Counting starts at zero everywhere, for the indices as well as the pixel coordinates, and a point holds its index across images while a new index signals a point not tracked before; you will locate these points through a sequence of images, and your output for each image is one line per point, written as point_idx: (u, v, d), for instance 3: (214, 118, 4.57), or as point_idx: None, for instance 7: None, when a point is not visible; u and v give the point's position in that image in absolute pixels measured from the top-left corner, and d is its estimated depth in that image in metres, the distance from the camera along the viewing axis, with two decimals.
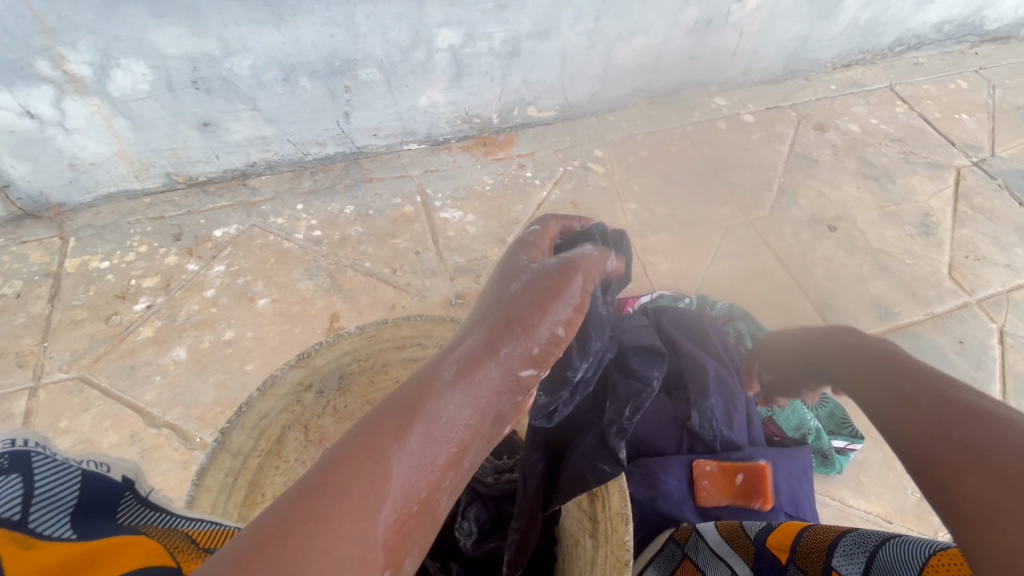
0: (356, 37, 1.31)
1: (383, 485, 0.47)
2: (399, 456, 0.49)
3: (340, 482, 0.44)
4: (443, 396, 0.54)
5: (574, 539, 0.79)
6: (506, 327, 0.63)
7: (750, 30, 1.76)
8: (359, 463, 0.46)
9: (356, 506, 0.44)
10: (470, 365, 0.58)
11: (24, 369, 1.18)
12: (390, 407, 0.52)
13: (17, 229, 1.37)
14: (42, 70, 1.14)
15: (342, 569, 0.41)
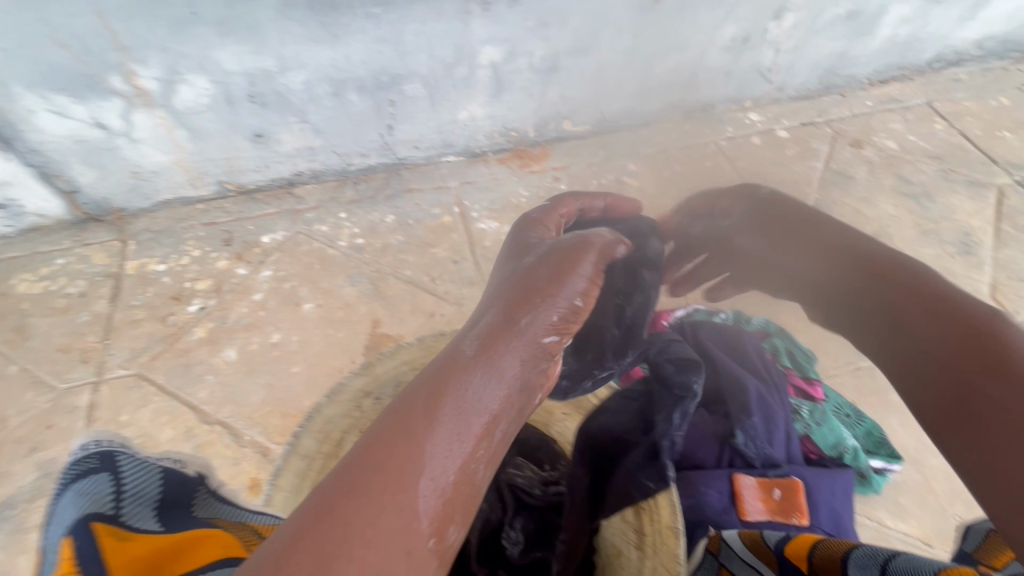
0: (403, 54, 1.36)
1: (418, 461, 0.55)
2: (430, 434, 0.57)
3: (375, 463, 0.54)
4: (466, 377, 0.62)
5: (615, 550, 0.81)
6: (522, 302, 0.68)
7: (786, 47, 1.77)
8: (392, 446, 0.56)
9: (394, 480, 0.54)
10: (491, 340, 0.65)
11: (87, 364, 1.25)
12: (418, 392, 0.61)
13: (81, 232, 1.45)
14: (114, 85, 1.21)
15: (385, 531, 0.51)
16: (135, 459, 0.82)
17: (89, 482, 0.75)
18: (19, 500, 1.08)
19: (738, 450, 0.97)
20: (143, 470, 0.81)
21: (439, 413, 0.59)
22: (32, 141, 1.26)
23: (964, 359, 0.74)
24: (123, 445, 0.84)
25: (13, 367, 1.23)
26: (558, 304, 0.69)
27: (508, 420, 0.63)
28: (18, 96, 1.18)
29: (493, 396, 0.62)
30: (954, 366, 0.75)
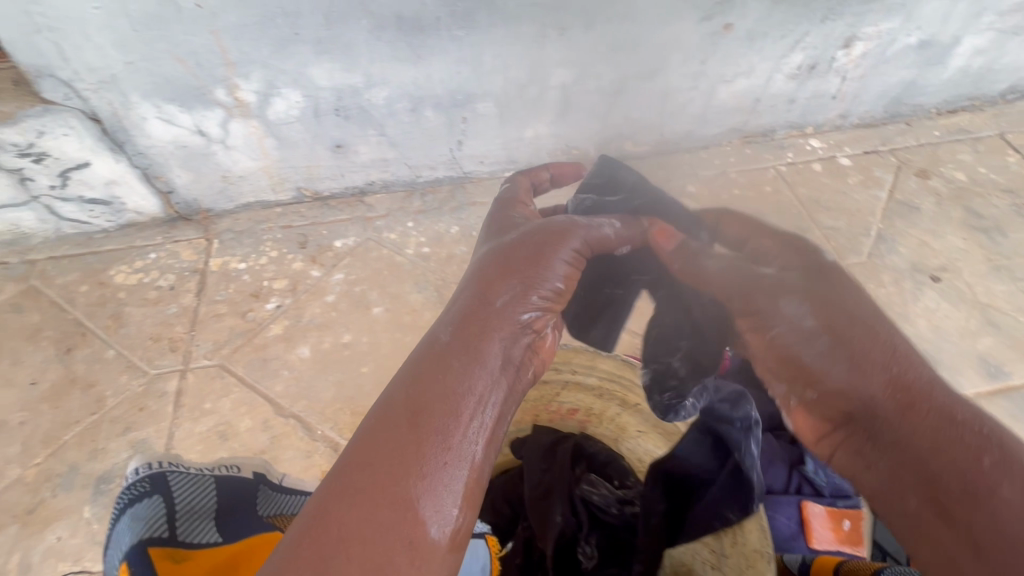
0: (480, 75, 1.43)
1: (408, 453, 0.59)
2: (417, 426, 0.61)
3: (362, 461, 0.58)
4: (447, 365, 0.66)
5: (685, 567, 0.94)
6: (493, 288, 0.73)
7: (853, 76, 1.76)
8: (378, 444, 0.60)
9: (382, 475, 0.58)
10: (469, 326, 0.70)
11: (175, 353, 1.34)
12: (404, 388, 0.64)
13: (171, 229, 1.56)
14: (218, 96, 1.31)
15: (378, 521, 0.55)
16: (186, 475, 0.77)
17: (144, 507, 0.69)
18: (114, 476, 1.16)
19: (807, 476, 1.00)
20: (196, 484, 0.76)
21: (425, 405, 0.63)
22: (140, 144, 1.37)
23: (969, 480, 0.57)
24: (172, 462, 0.77)
25: (110, 351, 1.34)
26: (529, 288, 0.73)
27: (497, 399, 0.67)
28: (134, 105, 1.28)
29: (478, 379, 0.66)
30: (956, 484, 0.57)
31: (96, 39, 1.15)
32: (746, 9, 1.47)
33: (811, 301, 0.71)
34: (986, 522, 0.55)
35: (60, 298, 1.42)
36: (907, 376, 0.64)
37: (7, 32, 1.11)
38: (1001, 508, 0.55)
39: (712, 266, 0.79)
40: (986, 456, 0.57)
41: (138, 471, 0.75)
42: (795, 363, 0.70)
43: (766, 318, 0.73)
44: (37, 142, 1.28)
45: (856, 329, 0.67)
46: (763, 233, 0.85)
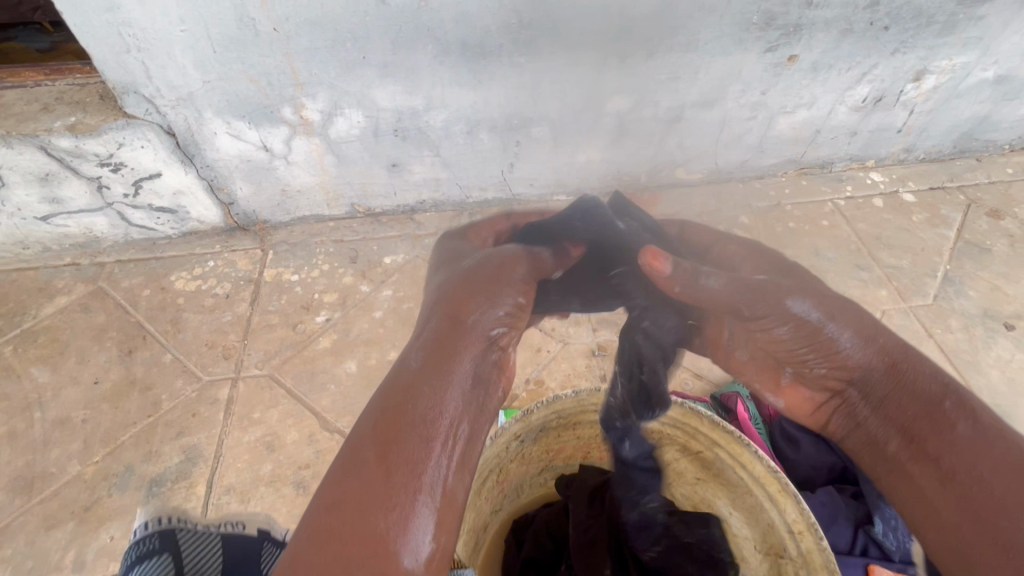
0: (538, 100, 1.43)
1: (376, 484, 0.54)
2: (385, 457, 0.56)
3: (331, 500, 0.53)
4: (412, 389, 0.62)
5: None
6: (454, 309, 0.70)
7: (922, 109, 1.69)
8: (346, 479, 0.55)
9: (351, 512, 0.53)
10: (434, 347, 0.66)
11: (228, 361, 1.38)
12: (370, 419, 0.60)
13: (229, 239, 1.62)
14: (285, 114, 1.36)
15: (349, 562, 0.49)
16: (195, 535, 0.65)
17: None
18: (165, 479, 1.20)
19: (874, 538, 0.97)
20: (203, 545, 0.64)
21: (394, 433, 0.58)
22: (208, 157, 1.42)
23: (930, 418, 0.68)
24: (183, 518, 0.64)
25: (167, 356, 1.38)
26: (489, 305, 0.71)
27: (469, 419, 0.62)
28: (207, 121, 1.34)
29: (448, 399, 0.62)
30: (926, 423, 0.68)
31: (179, 59, 1.21)
32: (812, 40, 1.43)
33: (815, 299, 0.74)
34: (947, 449, 0.66)
35: (125, 301, 1.48)
36: (884, 346, 0.73)
37: (100, 51, 1.18)
38: (955, 439, 0.66)
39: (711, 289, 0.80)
40: (947, 400, 0.69)
41: (145, 525, 0.62)
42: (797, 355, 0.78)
43: (767, 321, 0.77)
44: (116, 153, 1.35)
45: (846, 311, 0.74)
46: (724, 237, 0.96)
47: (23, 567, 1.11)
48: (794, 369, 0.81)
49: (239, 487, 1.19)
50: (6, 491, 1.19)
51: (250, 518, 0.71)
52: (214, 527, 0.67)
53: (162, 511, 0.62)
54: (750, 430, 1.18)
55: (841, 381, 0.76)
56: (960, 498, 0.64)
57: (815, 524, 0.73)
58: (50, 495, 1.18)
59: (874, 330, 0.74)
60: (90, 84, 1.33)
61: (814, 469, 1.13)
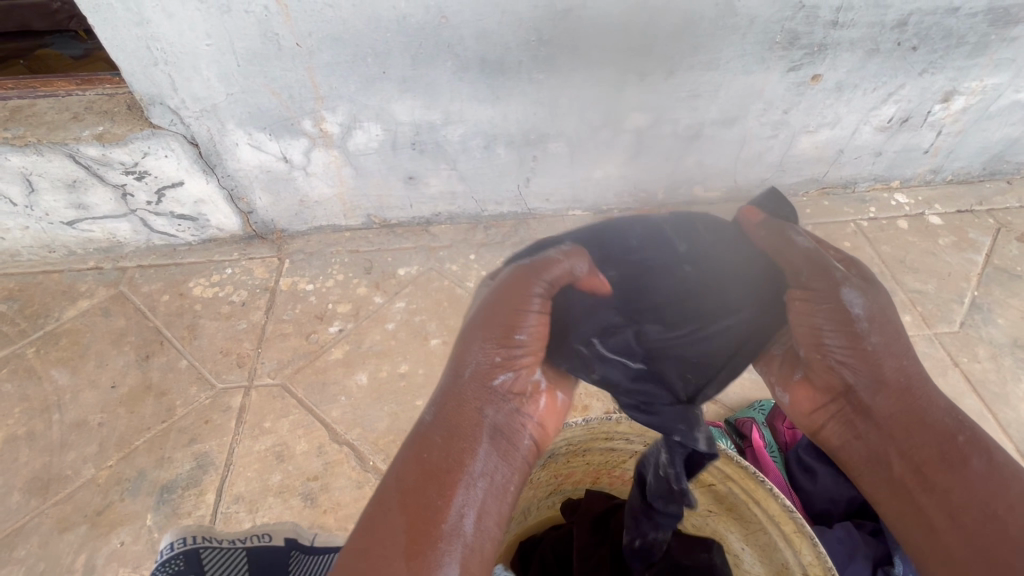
0: (555, 116, 1.43)
1: (400, 531, 0.58)
2: (408, 506, 0.60)
3: (361, 547, 0.58)
4: (429, 437, 0.65)
5: None
6: (465, 348, 0.70)
7: (950, 131, 1.65)
8: (374, 526, 0.59)
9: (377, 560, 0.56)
10: (450, 395, 0.69)
11: (242, 369, 1.39)
12: (396, 468, 0.64)
13: (247, 247, 1.64)
14: (305, 127, 1.38)
15: None
16: (221, 550, 0.76)
17: None
18: (176, 486, 1.21)
19: None
20: (228, 559, 0.76)
21: (416, 483, 0.62)
22: (230, 167, 1.45)
23: (947, 455, 0.70)
24: (206, 538, 0.75)
25: (183, 362, 1.40)
26: (499, 343, 0.70)
27: (487, 465, 0.65)
28: (229, 132, 1.36)
29: (464, 449, 0.65)
30: (933, 453, 0.71)
31: (203, 71, 1.24)
32: (837, 60, 1.41)
33: (867, 294, 0.75)
34: (954, 479, 0.69)
35: (144, 306, 1.51)
36: (900, 367, 0.76)
37: (128, 64, 1.20)
38: (970, 474, 0.69)
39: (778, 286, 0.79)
40: (961, 435, 0.72)
41: (172, 544, 0.74)
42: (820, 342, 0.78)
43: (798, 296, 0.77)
44: (141, 162, 1.38)
45: (889, 317, 0.76)
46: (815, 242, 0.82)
47: (36, 568, 1.12)
48: (808, 354, 0.80)
49: (248, 496, 1.20)
50: (23, 491, 1.22)
51: (276, 531, 0.81)
52: (240, 544, 0.78)
53: (189, 531, 0.74)
54: (763, 458, 1.15)
55: (842, 384, 0.78)
56: (970, 533, 0.66)
57: (831, 570, 0.70)
58: (65, 498, 1.20)
59: (901, 343, 0.77)
60: (119, 94, 1.36)
61: (832, 502, 1.08)
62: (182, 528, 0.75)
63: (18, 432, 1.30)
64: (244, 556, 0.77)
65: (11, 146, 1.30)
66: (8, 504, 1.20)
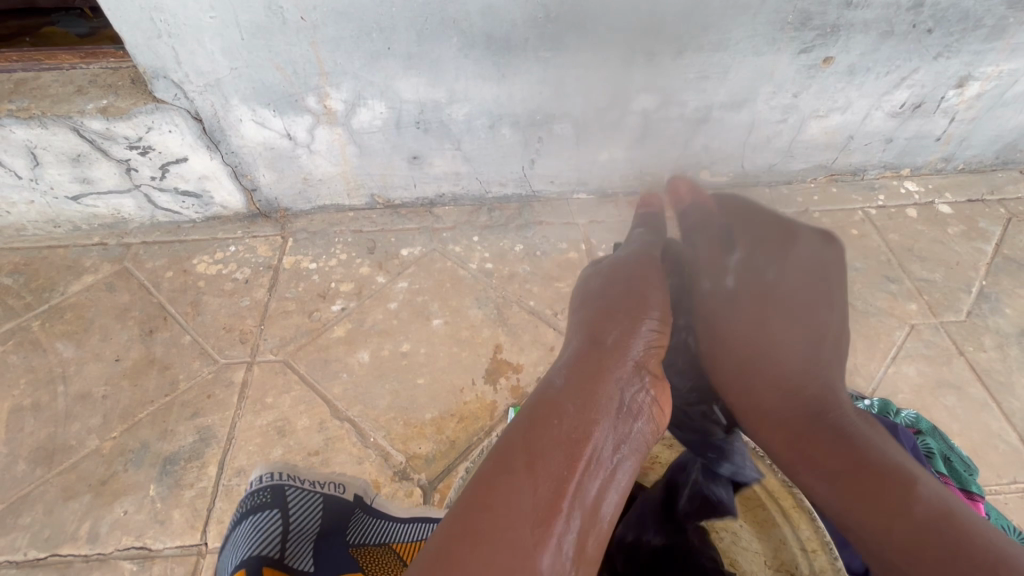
0: (561, 96, 1.41)
1: (528, 496, 0.70)
2: (530, 464, 0.73)
3: (488, 498, 0.69)
4: (559, 409, 0.80)
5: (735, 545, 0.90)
6: (602, 335, 0.94)
7: (964, 117, 1.62)
8: (496, 482, 0.71)
9: (503, 512, 0.68)
10: (581, 368, 0.88)
11: (244, 345, 1.40)
12: (526, 426, 0.78)
13: (251, 225, 1.63)
14: (309, 104, 1.37)
15: (498, 549, 0.64)
16: (301, 490, 0.93)
17: (262, 518, 0.86)
18: (179, 458, 1.23)
19: None
20: (306, 502, 0.92)
21: (538, 448, 0.75)
22: (233, 144, 1.44)
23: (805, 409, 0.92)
24: (289, 477, 0.92)
25: (186, 337, 1.41)
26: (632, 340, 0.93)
27: (608, 452, 0.78)
28: (233, 107, 1.35)
29: (590, 428, 0.79)
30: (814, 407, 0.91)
31: (207, 45, 1.23)
32: (850, 42, 1.38)
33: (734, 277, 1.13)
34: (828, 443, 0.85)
35: (148, 281, 1.52)
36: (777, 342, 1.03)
37: (132, 35, 1.20)
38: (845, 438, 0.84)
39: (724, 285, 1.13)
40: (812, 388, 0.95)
41: (261, 477, 0.92)
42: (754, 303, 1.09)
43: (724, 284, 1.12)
44: (145, 136, 1.37)
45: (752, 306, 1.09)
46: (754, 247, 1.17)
47: (41, 534, 1.14)
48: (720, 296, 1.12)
49: (249, 469, 1.21)
50: (28, 460, 1.24)
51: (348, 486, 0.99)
52: (316, 490, 0.95)
53: (272, 466, 0.91)
54: None
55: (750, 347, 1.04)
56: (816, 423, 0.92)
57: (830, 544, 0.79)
58: (69, 467, 1.22)
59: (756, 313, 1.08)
60: (123, 68, 1.35)
61: None
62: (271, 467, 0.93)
63: (24, 403, 1.32)
64: (320, 500, 0.94)
65: (16, 118, 1.30)
66: (14, 473, 1.22)
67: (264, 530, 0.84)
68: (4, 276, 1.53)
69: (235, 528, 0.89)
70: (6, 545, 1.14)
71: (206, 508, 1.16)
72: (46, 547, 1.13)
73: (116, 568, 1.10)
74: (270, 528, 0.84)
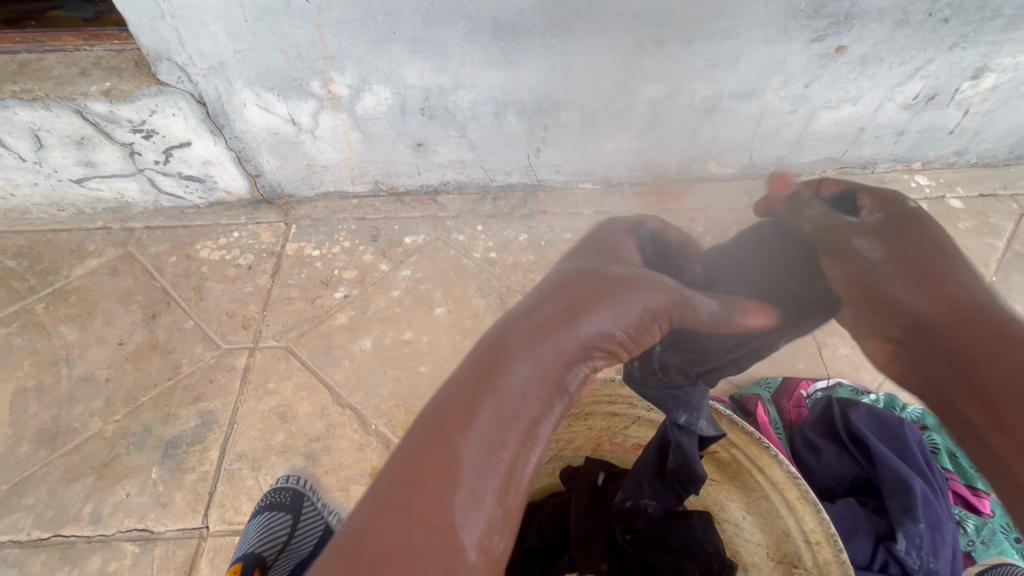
0: (568, 83, 1.39)
1: (462, 480, 0.47)
2: (468, 431, 0.48)
3: (409, 480, 0.46)
4: (511, 366, 0.51)
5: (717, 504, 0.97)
6: (574, 290, 0.57)
7: (978, 110, 1.59)
8: (426, 457, 0.47)
9: (427, 505, 0.45)
10: (547, 301, 0.56)
11: (246, 331, 1.39)
12: (469, 372, 0.51)
13: (254, 211, 1.63)
14: (313, 88, 1.35)
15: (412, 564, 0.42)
16: (313, 507, 1.11)
17: (271, 520, 1.06)
18: (181, 442, 1.23)
19: (896, 556, 0.94)
20: (311, 519, 1.10)
21: (484, 414, 0.49)
22: (237, 128, 1.43)
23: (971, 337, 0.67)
24: (308, 490, 1.13)
25: (189, 322, 1.41)
26: (611, 287, 0.58)
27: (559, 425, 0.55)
28: (237, 92, 1.34)
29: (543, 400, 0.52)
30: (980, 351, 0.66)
31: (211, 27, 1.21)
32: (864, 31, 1.35)
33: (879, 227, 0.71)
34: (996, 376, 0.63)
35: (151, 266, 1.51)
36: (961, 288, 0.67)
37: (135, 16, 1.19)
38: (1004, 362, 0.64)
39: (856, 240, 0.71)
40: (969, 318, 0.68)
41: (289, 479, 1.13)
42: (921, 255, 0.69)
43: (862, 233, 0.71)
44: (148, 120, 1.36)
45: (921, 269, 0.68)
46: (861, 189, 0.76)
47: (43, 515, 1.15)
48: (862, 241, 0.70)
49: (250, 454, 1.21)
50: (31, 441, 1.24)
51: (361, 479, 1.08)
52: (324, 513, 1.12)
53: (297, 475, 1.14)
54: (768, 432, 1.18)
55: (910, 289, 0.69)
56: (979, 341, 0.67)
57: (834, 536, 0.74)
58: (72, 449, 1.22)
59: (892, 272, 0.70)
60: (126, 50, 1.34)
61: (836, 480, 1.08)
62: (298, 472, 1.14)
63: (28, 385, 1.32)
64: (322, 522, 1.11)
65: (19, 100, 1.29)
66: (18, 453, 1.23)
67: (281, 530, 1.05)
68: (9, 258, 1.53)
69: (253, 516, 1.08)
70: (9, 524, 1.15)
71: (207, 492, 1.17)
72: (49, 527, 1.14)
73: (118, 550, 1.11)
74: (271, 531, 1.04)
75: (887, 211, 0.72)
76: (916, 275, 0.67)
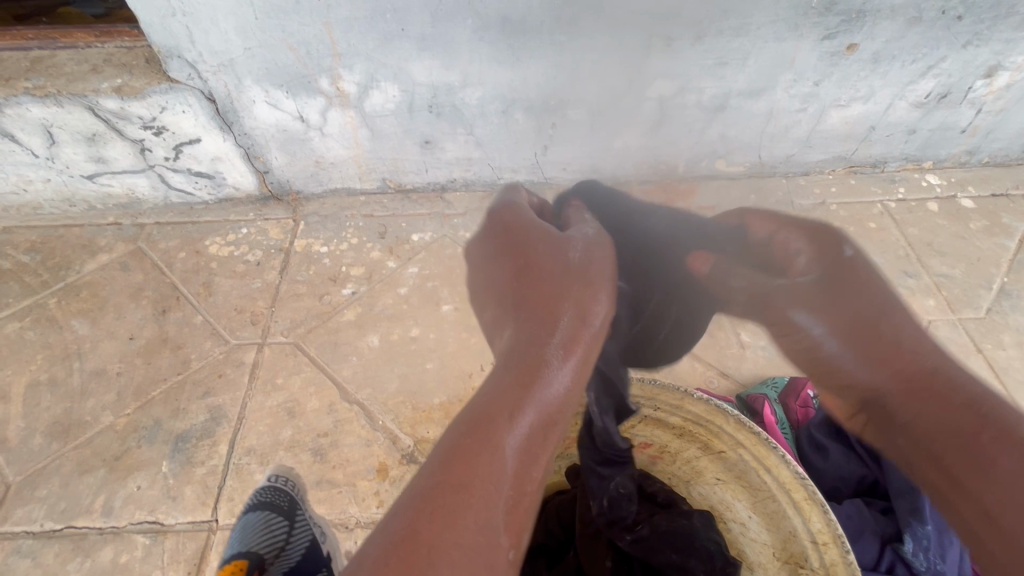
0: (576, 81, 1.38)
1: (504, 477, 0.56)
2: (501, 433, 0.58)
3: (463, 481, 0.54)
4: (546, 385, 0.62)
5: (723, 504, 0.98)
6: (551, 307, 0.69)
7: (991, 108, 1.57)
8: (474, 460, 0.55)
9: (478, 502, 0.54)
10: (543, 325, 0.67)
11: (255, 327, 1.40)
12: (491, 394, 0.60)
13: (263, 207, 1.64)
14: (321, 85, 1.36)
15: (470, 556, 0.50)
16: (303, 517, 1.15)
17: (262, 521, 1.10)
18: (191, 436, 1.24)
19: (903, 557, 0.94)
20: (302, 530, 1.14)
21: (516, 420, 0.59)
22: (246, 125, 1.44)
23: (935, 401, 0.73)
24: (301, 497, 1.16)
25: (198, 318, 1.42)
26: (587, 309, 0.71)
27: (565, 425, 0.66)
28: (246, 88, 1.35)
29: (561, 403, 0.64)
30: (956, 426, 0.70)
31: (220, 24, 1.22)
32: (875, 29, 1.34)
33: (814, 275, 0.84)
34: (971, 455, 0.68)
35: (161, 262, 1.53)
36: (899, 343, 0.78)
37: (146, 14, 1.20)
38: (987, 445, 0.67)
39: (797, 313, 0.85)
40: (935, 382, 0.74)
41: (278, 479, 1.17)
42: (860, 321, 0.80)
43: (799, 304, 0.84)
44: (159, 116, 1.37)
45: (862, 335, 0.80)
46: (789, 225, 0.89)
47: (56, 506, 1.17)
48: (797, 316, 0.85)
49: (259, 449, 1.23)
50: (44, 434, 1.26)
51: None
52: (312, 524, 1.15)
53: (290, 476, 1.18)
54: (775, 432, 1.18)
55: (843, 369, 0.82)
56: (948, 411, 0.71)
57: (841, 537, 0.74)
58: (84, 442, 1.24)
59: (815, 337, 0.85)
60: (137, 47, 1.35)
61: (843, 479, 1.09)
62: (286, 474, 1.18)
63: (41, 378, 1.34)
64: (309, 537, 1.14)
65: (32, 96, 1.30)
66: (31, 446, 1.25)
67: (273, 532, 1.10)
68: (21, 253, 1.55)
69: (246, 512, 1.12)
70: (23, 515, 1.16)
71: (217, 486, 1.18)
72: (62, 519, 1.16)
73: (130, 541, 1.13)
74: (266, 531, 1.10)
75: (820, 273, 0.83)
76: (853, 341, 0.80)
